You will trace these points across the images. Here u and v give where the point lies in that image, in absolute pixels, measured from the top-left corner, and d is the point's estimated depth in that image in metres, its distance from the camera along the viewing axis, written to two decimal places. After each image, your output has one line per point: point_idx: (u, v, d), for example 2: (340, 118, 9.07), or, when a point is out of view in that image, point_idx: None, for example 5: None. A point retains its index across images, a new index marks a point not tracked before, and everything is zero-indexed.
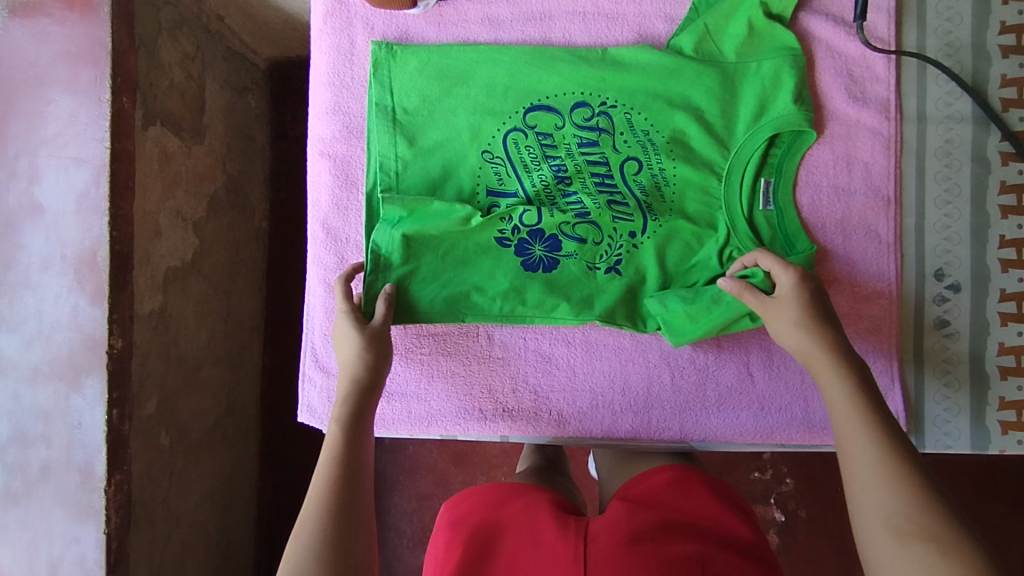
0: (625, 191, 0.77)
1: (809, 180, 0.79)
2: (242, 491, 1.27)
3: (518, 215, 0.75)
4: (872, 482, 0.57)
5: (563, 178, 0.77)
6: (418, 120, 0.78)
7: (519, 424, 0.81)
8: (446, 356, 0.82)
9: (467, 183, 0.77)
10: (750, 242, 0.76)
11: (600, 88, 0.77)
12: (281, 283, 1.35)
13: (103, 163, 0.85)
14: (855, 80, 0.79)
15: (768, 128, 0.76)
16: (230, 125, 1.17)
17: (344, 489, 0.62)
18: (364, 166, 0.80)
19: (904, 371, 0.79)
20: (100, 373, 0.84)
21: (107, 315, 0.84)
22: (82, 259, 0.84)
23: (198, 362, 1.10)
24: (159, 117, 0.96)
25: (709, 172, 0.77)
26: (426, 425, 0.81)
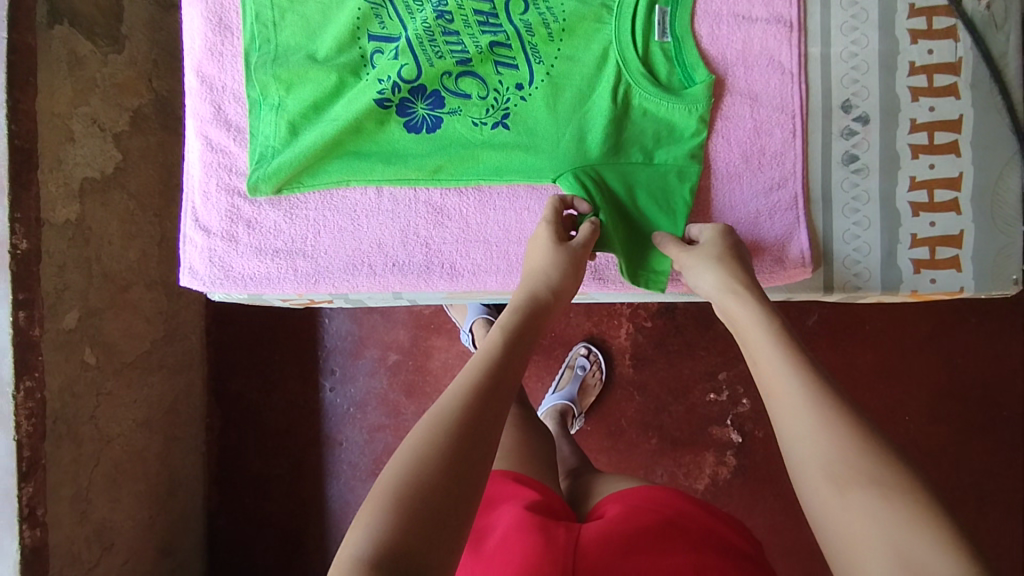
0: (508, 29, 0.74)
1: (705, 7, 0.75)
2: (186, 423, 1.24)
3: (396, 72, 0.73)
4: (811, 422, 0.51)
5: (444, 16, 0.73)
6: None
7: (411, 279, 0.77)
8: (331, 209, 0.77)
9: (345, 21, 0.74)
10: (643, 79, 0.73)
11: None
12: None
13: (1, 54, 0.81)
14: None
15: None
16: (156, 41, 1.14)
17: (493, 386, 0.54)
18: (237, 8, 0.76)
19: (810, 211, 0.76)
20: (3, 274, 0.81)
21: (9, 212, 0.81)
22: None
23: (127, 282, 1.07)
24: (68, 17, 0.93)
25: (599, 5, 0.74)
26: (313, 282, 0.77)
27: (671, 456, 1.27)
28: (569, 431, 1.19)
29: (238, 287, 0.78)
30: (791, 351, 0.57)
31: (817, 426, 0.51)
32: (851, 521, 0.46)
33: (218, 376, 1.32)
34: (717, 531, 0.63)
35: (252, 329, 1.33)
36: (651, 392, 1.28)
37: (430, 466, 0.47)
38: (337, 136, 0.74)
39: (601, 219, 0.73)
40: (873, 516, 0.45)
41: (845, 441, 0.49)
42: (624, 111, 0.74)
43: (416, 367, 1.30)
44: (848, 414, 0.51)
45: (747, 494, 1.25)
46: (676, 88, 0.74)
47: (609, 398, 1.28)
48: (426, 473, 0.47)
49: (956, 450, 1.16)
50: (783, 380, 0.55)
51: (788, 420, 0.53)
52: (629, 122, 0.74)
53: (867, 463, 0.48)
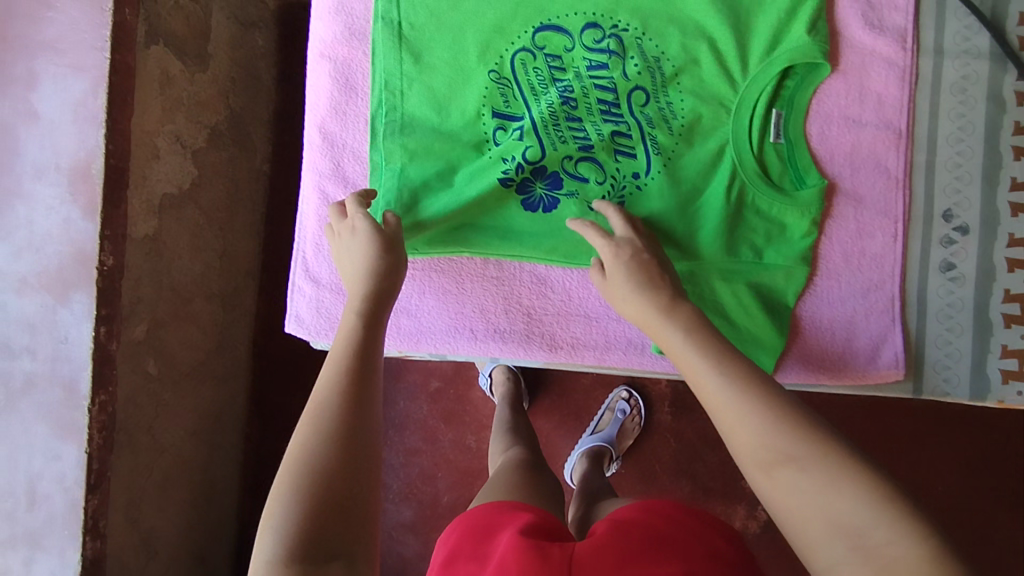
0: (630, 120, 0.75)
1: (820, 111, 0.76)
2: (228, 433, 1.25)
3: (520, 152, 0.75)
4: (733, 413, 0.56)
5: (569, 101, 0.75)
6: (424, 36, 0.76)
7: (509, 346, 0.81)
8: (439, 272, 0.81)
9: (471, 100, 0.76)
10: (759, 180, 0.74)
11: (613, 9, 0.73)
12: (278, 228, 1.35)
13: (102, 73, 0.82)
14: (873, 8, 0.75)
15: (783, 61, 0.72)
16: (235, 59, 1.16)
17: (358, 375, 0.64)
18: (365, 72, 0.79)
19: (906, 315, 0.77)
20: (89, 289, 0.83)
21: (99, 230, 0.83)
22: (76, 169, 0.82)
23: (190, 294, 1.09)
24: (163, 38, 0.95)
25: (718, 104, 0.74)
26: (415, 340, 0.82)
27: (702, 505, 1.28)
28: (606, 474, 1.20)
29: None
30: (707, 346, 0.60)
31: (743, 420, 0.55)
32: (788, 500, 0.51)
33: (260, 387, 1.34)
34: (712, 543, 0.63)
35: (298, 343, 1.35)
36: (687, 440, 1.29)
37: (313, 464, 0.57)
38: (456, 211, 0.76)
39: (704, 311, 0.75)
40: (803, 493, 0.50)
41: (765, 430, 0.53)
42: (737, 209, 0.74)
43: (457, 395, 1.32)
44: (757, 393, 0.55)
45: (774, 551, 1.27)
46: (789, 190, 0.75)
47: (645, 443, 1.30)
48: (314, 467, 0.57)
49: None
50: (704, 377, 0.59)
51: (724, 417, 0.57)
52: (743, 220, 0.75)
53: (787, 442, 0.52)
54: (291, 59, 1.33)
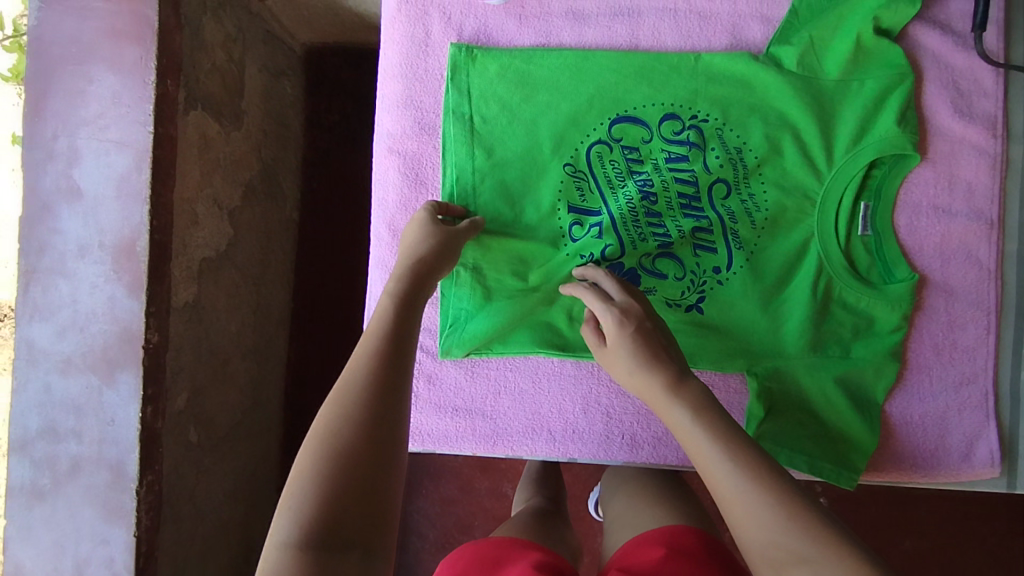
0: (711, 214, 0.75)
1: (908, 201, 0.75)
2: (264, 488, 1.23)
3: (599, 249, 0.75)
4: (741, 507, 0.54)
5: (649, 195, 0.75)
6: (498, 130, 0.77)
7: (589, 448, 0.79)
8: (516, 372, 0.79)
9: (547, 194, 0.76)
10: (846, 274, 0.73)
11: (692, 101, 0.74)
12: (309, 276, 1.33)
13: (146, 148, 0.81)
14: (961, 94, 0.74)
15: (869, 152, 0.72)
16: (267, 109, 1.14)
17: (390, 356, 0.59)
18: (436, 167, 0.79)
19: (999, 408, 0.76)
20: (135, 369, 0.81)
21: (145, 308, 0.81)
22: (120, 247, 0.81)
23: (228, 354, 1.06)
24: (201, 101, 0.93)
25: (802, 196, 0.74)
26: (491, 443, 0.79)
27: None
28: None
29: (414, 442, 0.80)
30: (716, 431, 0.58)
31: (752, 508, 0.53)
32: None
33: (292, 438, 1.31)
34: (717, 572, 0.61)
35: (329, 393, 1.32)
36: None
37: (335, 447, 0.53)
38: (533, 306, 0.77)
39: (789, 408, 0.74)
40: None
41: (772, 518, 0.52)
42: (824, 303, 0.74)
43: None
44: (767, 482, 0.54)
45: None
46: (878, 284, 0.74)
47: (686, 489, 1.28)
48: (338, 449, 0.53)
49: None
50: (712, 460, 0.57)
51: (730, 505, 0.55)
52: (829, 315, 0.74)
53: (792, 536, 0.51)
54: (320, 104, 1.31)
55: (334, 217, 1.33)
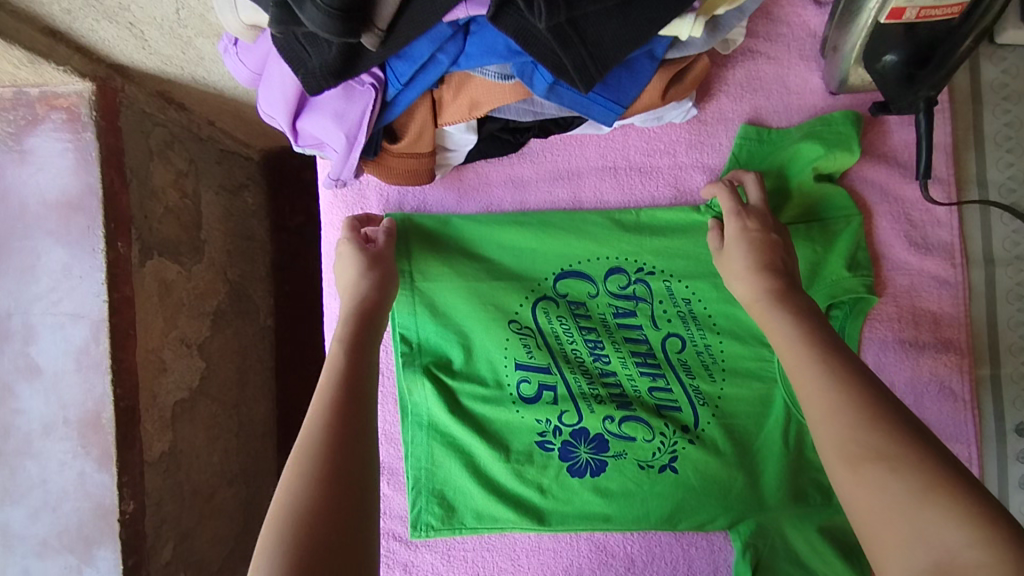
0: (669, 372, 0.72)
1: (874, 337, 0.74)
2: None
3: (558, 416, 0.72)
4: (824, 411, 0.47)
5: (600, 355, 0.73)
6: (436, 297, 0.72)
7: None
8: (492, 550, 0.77)
9: (497, 363, 0.73)
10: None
11: (637, 254, 0.72)
12: (290, 381, 1.29)
13: (102, 318, 0.80)
14: (914, 225, 0.73)
15: (823, 296, 0.70)
16: (229, 228, 1.13)
17: (351, 403, 0.52)
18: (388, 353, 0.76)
19: None
20: (113, 543, 0.79)
21: (116, 479, 0.79)
22: (86, 420, 0.79)
23: (213, 488, 1.05)
24: (157, 248, 0.92)
25: (760, 343, 0.72)
26: None
27: None
28: None
29: None
30: (817, 348, 0.52)
31: (833, 417, 0.46)
32: (863, 500, 0.42)
33: None
34: None
35: None
36: None
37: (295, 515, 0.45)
38: (504, 482, 0.74)
39: (777, 562, 0.71)
40: (884, 492, 0.42)
41: (866, 422, 0.45)
42: (798, 451, 0.72)
43: None
44: (865, 391, 0.47)
45: None
46: None
47: None
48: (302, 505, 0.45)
49: None
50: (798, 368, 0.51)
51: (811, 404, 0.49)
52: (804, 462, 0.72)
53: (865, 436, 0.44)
54: (284, 208, 1.29)
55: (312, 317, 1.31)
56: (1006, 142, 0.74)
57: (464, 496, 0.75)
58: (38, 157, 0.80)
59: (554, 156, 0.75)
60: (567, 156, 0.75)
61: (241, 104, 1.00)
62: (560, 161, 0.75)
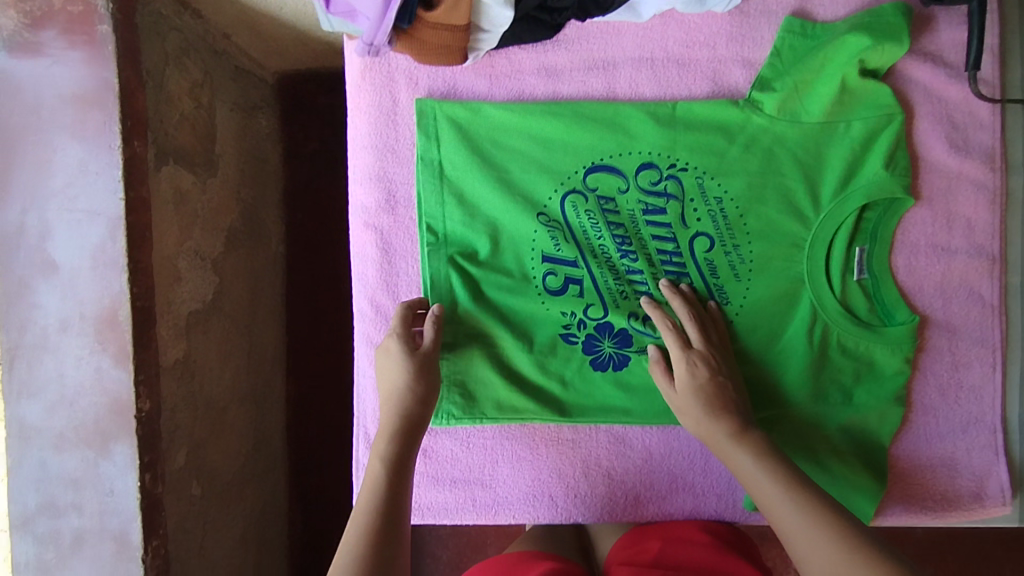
0: (694, 268, 0.74)
1: (906, 241, 0.75)
2: (273, 526, 1.22)
3: (583, 309, 0.75)
4: (801, 537, 0.60)
5: (627, 251, 0.74)
6: (469, 180, 0.75)
7: (592, 509, 0.81)
8: (512, 441, 0.80)
9: (525, 255, 0.75)
10: (843, 320, 0.74)
11: (669, 150, 0.73)
12: (301, 308, 1.30)
13: (118, 216, 0.79)
14: (956, 127, 0.74)
15: (857, 197, 0.72)
16: (242, 147, 1.11)
17: (385, 530, 0.64)
18: (409, 238, 0.77)
19: (1009, 443, 0.78)
20: (129, 438, 0.80)
21: (133, 376, 0.80)
22: (102, 317, 0.79)
23: (224, 403, 1.05)
24: (172, 154, 0.90)
25: (791, 243, 0.74)
26: (494, 512, 0.81)
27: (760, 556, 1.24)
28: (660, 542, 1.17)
29: (416, 515, 0.81)
30: (806, 504, 0.62)
31: (800, 527, 0.61)
32: None
33: (298, 472, 1.31)
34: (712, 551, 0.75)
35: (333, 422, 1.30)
36: None
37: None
38: (527, 372, 0.77)
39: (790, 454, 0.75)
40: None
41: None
42: (820, 350, 0.74)
43: None
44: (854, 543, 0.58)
45: None
46: (878, 327, 0.74)
47: None
48: None
49: None
50: (783, 514, 0.62)
51: (801, 549, 0.60)
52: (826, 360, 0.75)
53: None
54: (297, 134, 1.28)
55: (325, 245, 1.30)
56: None
57: (485, 388, 0.77)
58: (53, 51, 0.78)
59: (591, 45, 0.75)
60: (603, 45, 0.75)
61: (258, 13, 0.98)
62: (595, 49, 0.75)
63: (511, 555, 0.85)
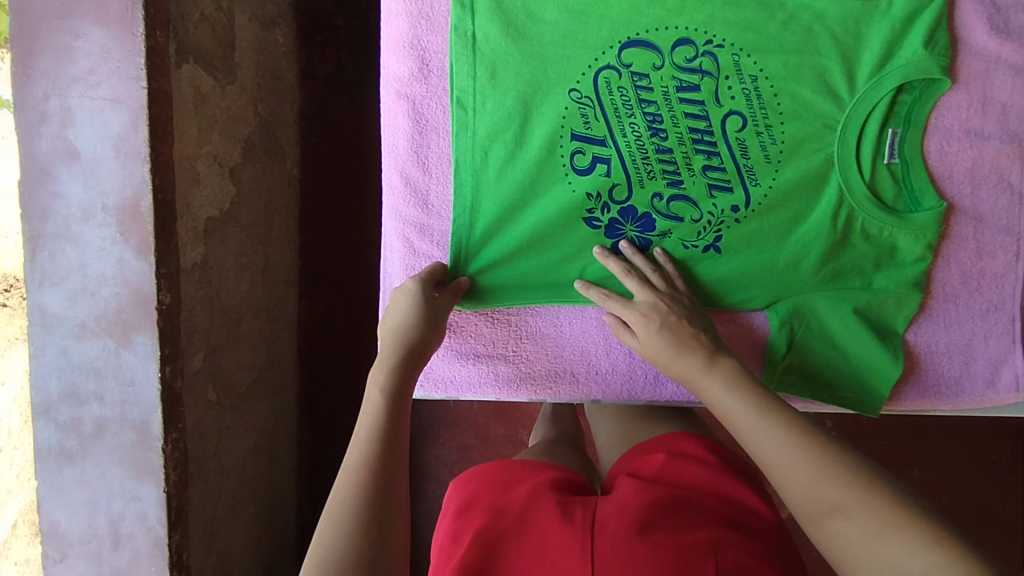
0: (724, 151, 0.73)
1: (939, 125, 0.73)
2: (283, 444, 1.24)
3: (608, 192, 0.75)
4: (782, 469, 0.58)
5: (658, 130, 0.73)
6: (499, 53, 0.73)
7: (612, 388, 0.82)
8: (534, 316, 0.82)
9: (552, 131, 0.74)
10: (870, 205, 0.73)
11: (708, 25, 0.70)
12: (316, 232, 1.31)
13: (140, 104, 0.78)
14: (998, 9, 0.70)
15: (895, 77, 0.70)
16: (260, 62, 1.10)
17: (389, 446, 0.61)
18: (443, 111, 0.76)
19: None
20: (150, 330, 0.81)
21: (153, 269, 0.80)
22: (125, 208, 0.79)
23: (239, 315, 1.06)
24: (192, 53, 0.90)
25: (823, 125, 0.72)
26: (514, 387, 0.83)
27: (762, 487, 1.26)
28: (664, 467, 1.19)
29: (439, 388, 0.84)
30: (780, 421, 0.61)
31: (779, 456, 0.59)
32: (840, 550, 0.53)
33: (309, 394, 1.33)
34: (716, 469, 0.77)
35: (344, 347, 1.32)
36: None
37: (348, 533, 0.54)
38: (552, 253, 0.78)
39: (810, 342, 0.77)
40: (853, 531, 0.53)
41: (831, 490, 0.55)
42: (843, 234, 0.74)
43: None
44: (830, 454, 0.57)
45: None
46: (901, 212, 0.74)
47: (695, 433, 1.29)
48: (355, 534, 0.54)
49: None
50: (758, 436, 0.61)
51: (778, 468, 0.59)
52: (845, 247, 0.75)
53: (840, 503, 0.54)
54: (314, 55, 1.26)
55: (339, 169, 1.30)
56: None
57: (508, 268, 0.79)
58: None
59: None
60: None
61: None
62: None
63: (515, 462, 0.85)
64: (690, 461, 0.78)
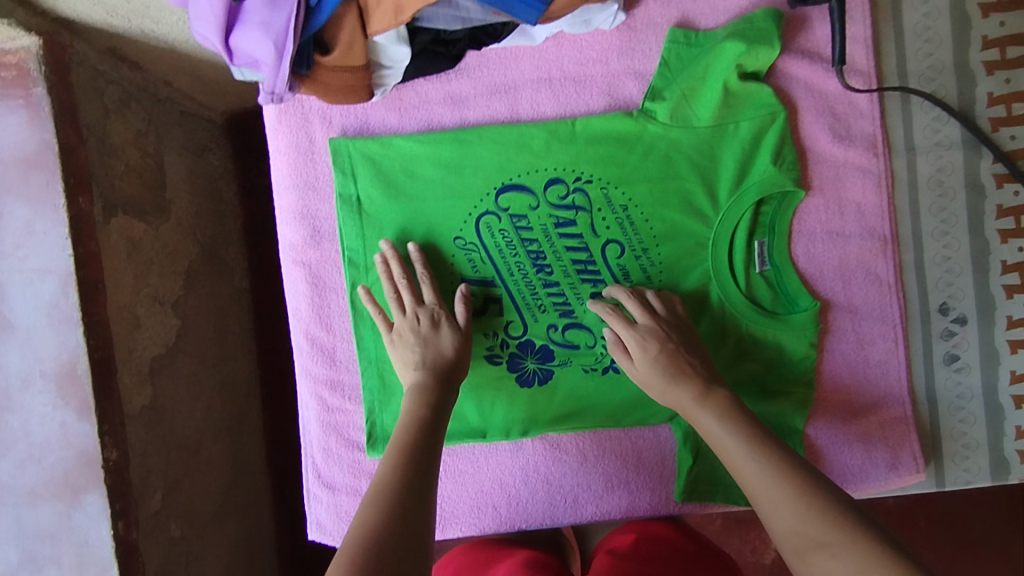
0: (607, 275, 0.80)
1: (802, 231, 0.81)
2: (259, 557, 1.23)
3: (504, 329, 0.81)
4: (776, 501, 0.60)
5: (543, 266, 0.79)
6: (383, 212, 0.79)
7: (535, 516, 0.86)
8: (452, 455, 0.85)
9: (439, 279, 0.80)
10: (749, 310, 0.80)
11: (574, 165, 0.78)
12: (270, 339, 1.32)
13: (68, 271, 0.81)
14: (838, 119, 0.80)
15: (751, 193, 0.78)
16: (195, 189, 1.13)
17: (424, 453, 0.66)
18: (335, 271, 0.81)
19: (919, 410, 0.84)
20: (99, 489, 0.83)
21: (97, 428, 0.82)
22: (62, 373, 0.82)
23: (197, 442, 1.07)
24: (120, 205, 0.92)
25: (695, 243, 0.79)
26: (442, 527, 0.86)
27: (740, 536, 1.26)
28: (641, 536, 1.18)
29: None
30: (765, 453, 0.64)
31: (772, 501, 0.60)
32: None
33: (281, 500, 1.33)
34: (684, 546, 0.79)
35: None
36: None
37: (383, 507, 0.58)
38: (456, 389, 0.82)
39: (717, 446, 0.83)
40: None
41: (822, 529, 0.56)
42: (732, 343, 0.81)
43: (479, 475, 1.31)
44: (832, 506, 0.57)
45: None
46: (783, 314, 0.81)
47: None
48: (389, 507, 0.58)
49: (1010, 510, 1.23)
50: (747, 469, 0.64)
51: (765, 504, 0.61)
52: (741, 353, 0.81)
53: (839, 561, 0.53)
54: (251, 170, 1.30)
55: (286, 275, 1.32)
56: (924, 34, 0.80)
57: None
58: None
59: (490, 72, 0.79)
60: (503, 71, 0.79)
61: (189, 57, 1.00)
62: (497, 75, 0.79)
63: (467, 547, 0.88)
64: (658, 539, 0.80)
